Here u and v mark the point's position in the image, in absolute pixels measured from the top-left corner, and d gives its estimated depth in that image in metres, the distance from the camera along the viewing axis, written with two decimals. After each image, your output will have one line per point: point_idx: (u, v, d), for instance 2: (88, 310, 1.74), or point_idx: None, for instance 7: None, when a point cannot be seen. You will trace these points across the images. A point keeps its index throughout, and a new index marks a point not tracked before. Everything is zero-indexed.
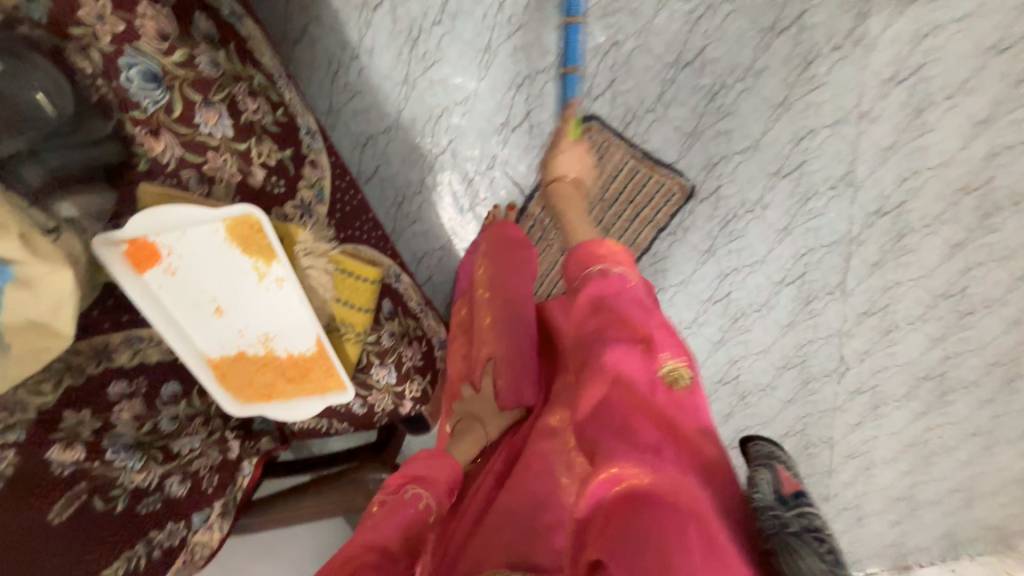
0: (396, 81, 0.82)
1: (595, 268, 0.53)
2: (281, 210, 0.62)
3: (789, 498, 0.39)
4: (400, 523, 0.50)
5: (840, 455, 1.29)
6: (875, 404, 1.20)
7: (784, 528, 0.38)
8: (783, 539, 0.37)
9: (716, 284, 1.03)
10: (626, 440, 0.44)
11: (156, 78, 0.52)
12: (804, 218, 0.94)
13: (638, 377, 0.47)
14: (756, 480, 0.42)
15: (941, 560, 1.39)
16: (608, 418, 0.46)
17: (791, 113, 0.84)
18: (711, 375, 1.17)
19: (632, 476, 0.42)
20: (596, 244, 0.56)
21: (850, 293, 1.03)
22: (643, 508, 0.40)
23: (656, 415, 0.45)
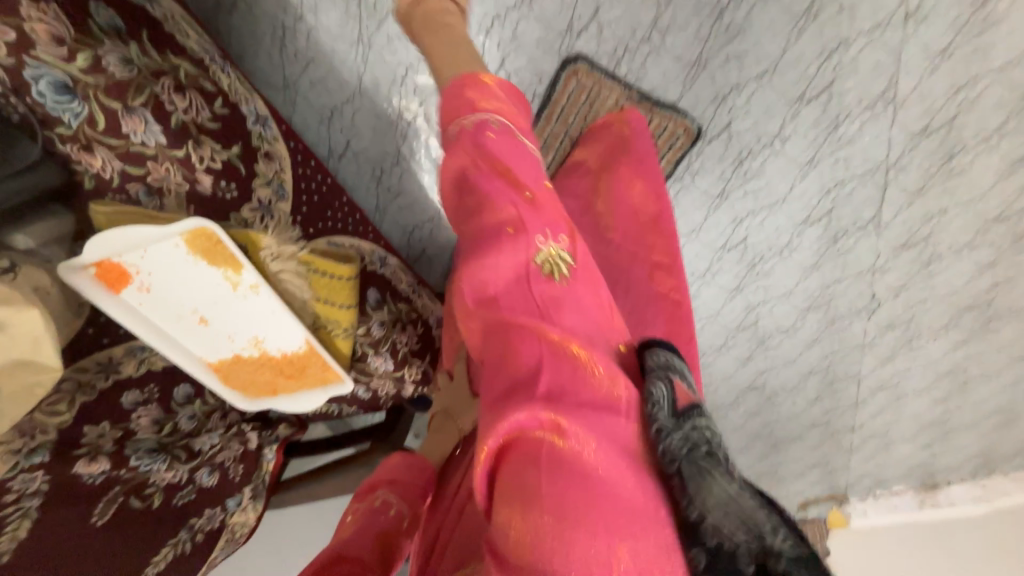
0: (350, 42, 0.72)
1: (464, 156, 0.53)
2: (239, 214, 0.58)
3: (682, 411, 0.39)
4: (372, 530, 0.53)
5: (868, 388, 1.24)
6: (909, 337, 1.12)
7: (686, 450, 0.36)
8: (689, 464, 0.35)
9: (730, 230, 0.94)
10: (506, 365, 0.43)
11: (69, 88, 0.46)
12: (833, 147, 0.82)
13: (505, 277, 0.48)
14: (655, 396, 0.40)
15: (972, 479, 1.36)
16: (495, 341, 0.46)
17: (820, 22, 0.70)
18: (728, 322, 1.12)
19: (512, 407, 0.40)
20: (471, 77, 0.57)
21: (886, 226, 0.92)
22: (520, 437, 0.39)
23: (534, 343, 0.43)
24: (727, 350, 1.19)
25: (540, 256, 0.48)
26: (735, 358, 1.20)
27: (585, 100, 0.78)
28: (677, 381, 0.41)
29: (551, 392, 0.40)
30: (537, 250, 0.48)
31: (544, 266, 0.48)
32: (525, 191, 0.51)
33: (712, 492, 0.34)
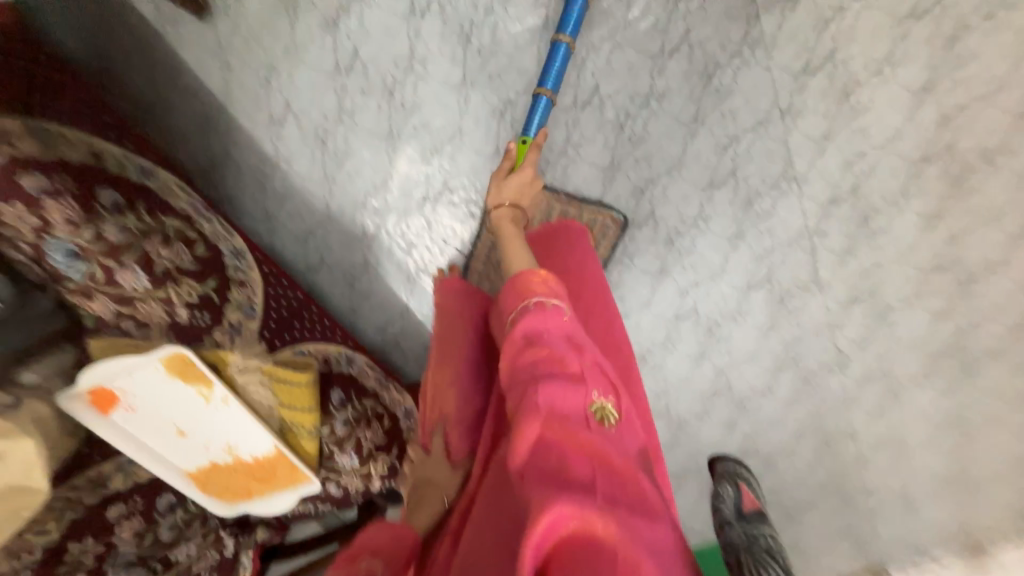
0: (317, 180, 0.86)
1: (533, 300, 0.54)
2: (212, 338, 0.69)
3: (749, 514, 0.49)
4: None
5: (868, 448, 1.14)
6: (892, 391, 1.06)
7: (745, 538, 0.47)
8: (746, 544, 0.46)
9: (678, 301, 1.00)
10: (559, 481, 0.42)
11: (76, 254, 0.58)
12: (754, 221, 0.90)
13: (570, 409, 0.47)
14: (722, 494, 0.53)
15: None
16: (542, 460, 0.43)
17: (708, 126, 0.81)
18: (701, 387, 1.13)
19: (567, 523, 0.38)
20: (532, 276, 0.56)
21: (827, 284, 0.97)
22: (581, 557, 0.36)
23: (582, 451, 0.44)
24: (708, 416, 1.18)
25: (598, 407, 0.48)
26: (720, 424, 1.19)
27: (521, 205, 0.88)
28: (743, 487, 0.53)
29: (607, 503, 0.41)
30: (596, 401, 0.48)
31: (596, 413, 0.48)
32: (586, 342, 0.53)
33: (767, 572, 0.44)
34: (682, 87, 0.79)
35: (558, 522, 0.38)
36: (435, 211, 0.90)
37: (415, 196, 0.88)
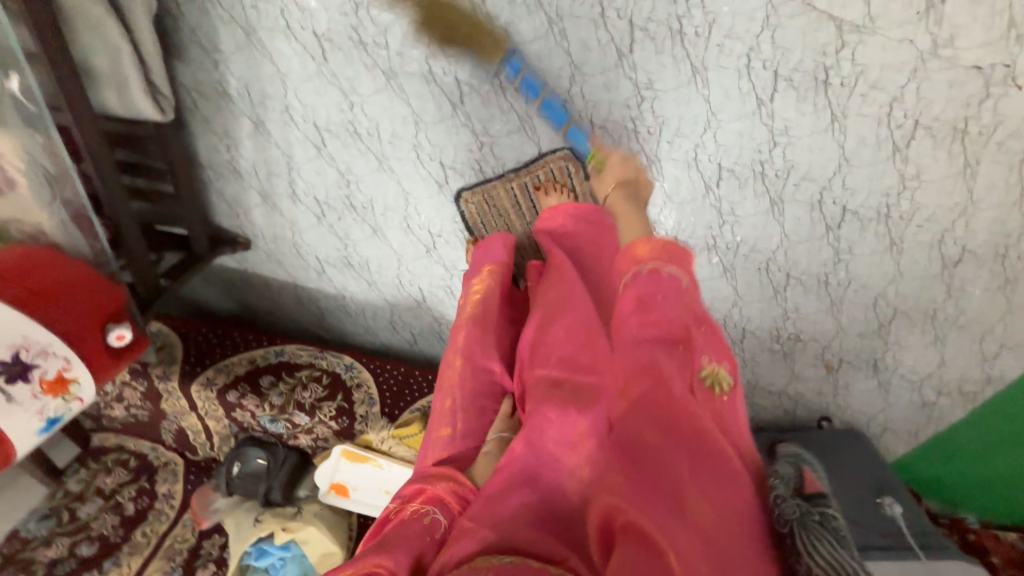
0: (368, 288, 1.14)
1: (646, 268, 0.57)
2: (355, 431, 0.97)
3: (810, 495, 0.41)
4: (411, 549, 0.51)
5: None
6: None
7: (797, 514, 0.40)
8: (800, 522, 0.39)
9: (697, 173, 0.87)
10: (639, 463, 0.45)
11: (273, 418, 0.98)
12: (703, 42, 0.73)
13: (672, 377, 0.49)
14: (778, 472, 0.44)
15: None
16: (631, 435, 0.48)
17: (569, 13, 0.74)
18: (813, 232, 0.90)
19: (636, 512, 0.42)
20: (656, 240, 0.60)
21: (877, 16, 0.66)
22: (644, 538, 0.40)
23: (678, 413, 0.47)
24: (853, 253, 0.90)
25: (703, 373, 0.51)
26: (876, 248, 0.88)
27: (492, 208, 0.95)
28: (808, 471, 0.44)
29: (682, 487, 0.43)
30: (700, 367, 0.51)
31: (705, 380, 0.51)
32: (693, 333, 0.53)
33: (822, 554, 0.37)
34: (516, 11, 0.74)
35: (628, 508, 0.42)
36: (442, 256, 1.05)
37: (424, 254, 1.05)
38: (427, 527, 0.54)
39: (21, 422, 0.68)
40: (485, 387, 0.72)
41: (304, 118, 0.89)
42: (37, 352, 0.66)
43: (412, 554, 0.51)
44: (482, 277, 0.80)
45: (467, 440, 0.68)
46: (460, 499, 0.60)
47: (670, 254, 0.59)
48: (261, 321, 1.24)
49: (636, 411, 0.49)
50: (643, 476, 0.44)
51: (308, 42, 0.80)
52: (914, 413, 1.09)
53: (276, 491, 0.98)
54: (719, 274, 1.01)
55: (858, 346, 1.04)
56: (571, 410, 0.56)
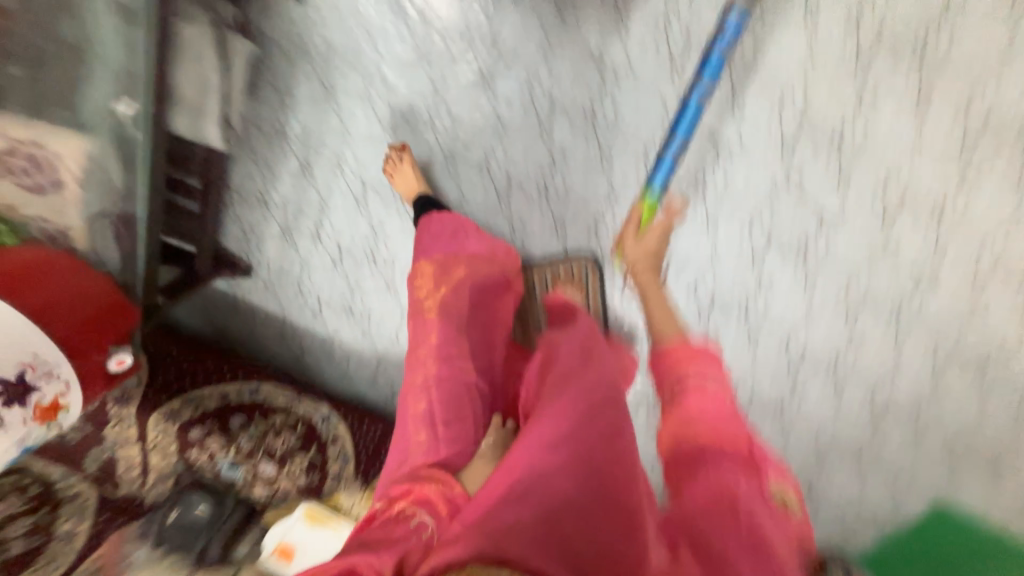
0: (361, 337, 1.12)
1: (690, 371, 0.65)
2: (325, 487, 0.93)
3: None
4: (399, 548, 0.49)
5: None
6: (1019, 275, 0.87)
7: None
8: None
9: (694, 299, 0.99)
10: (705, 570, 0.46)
11: (234, 463, 0.90)
12: (718, 199, 0.89)
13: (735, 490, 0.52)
14: None
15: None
16: (695, 539, 0.49)
17: (619, 151, 0.86)
18: (777, 366, 1.04)
19: None
20: (682, 347, 0.68)
21: (846, 215, 0.87)
22: None
23: (745, 536, 0.48)
24: (806, 391, 1.05)
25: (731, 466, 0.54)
26: (825, 392, 1.05)
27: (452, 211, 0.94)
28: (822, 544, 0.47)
29: None
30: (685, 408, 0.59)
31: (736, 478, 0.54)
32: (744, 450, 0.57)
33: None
34: (575, 137, 0.86)
35: None
36: None
37: None
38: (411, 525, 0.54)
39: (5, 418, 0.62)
40: (457, 387, 0.77)
41: (354, 171, 0.92)
42: (46, 375, 0.66)
43: (396, 553, 0.48)
44: (460, 265, 0.85)
45: (452, 450, 0.70)
46: (447, 500, 0.60)
47: (704, 360, 0.67)
48: (230, 348, 1.16)
49: (693, 526, 0.50)
50: None
51: (382, 112, 0.87)
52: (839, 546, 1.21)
53: (213, 548, 0.88)
54: None
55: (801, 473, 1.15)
56: (566, 409, 0.59)
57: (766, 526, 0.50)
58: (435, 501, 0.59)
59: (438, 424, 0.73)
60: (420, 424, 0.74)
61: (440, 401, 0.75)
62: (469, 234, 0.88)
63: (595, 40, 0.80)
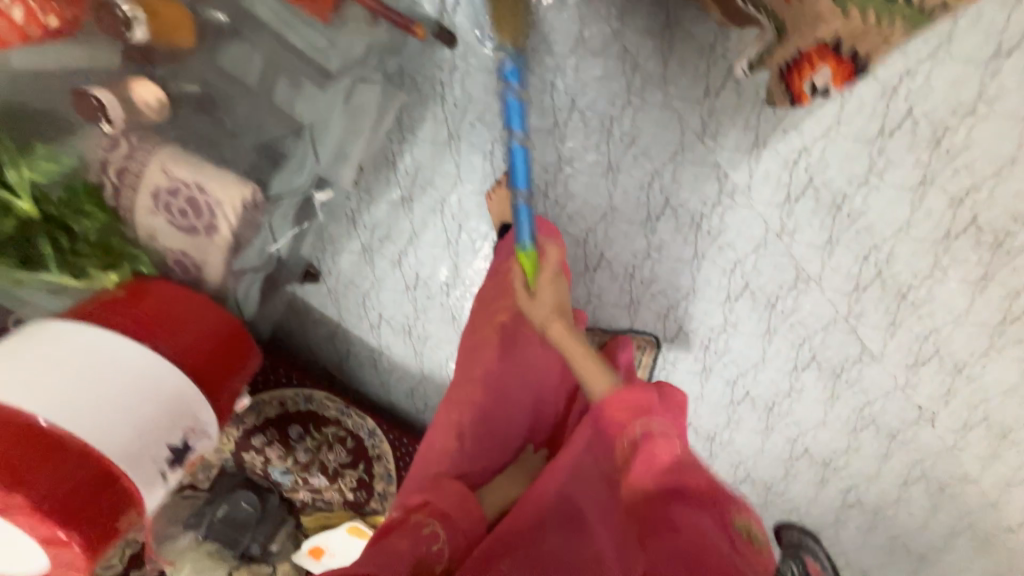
0: (411, 356, 1.13)
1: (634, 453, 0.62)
2: (369, 504, 0.98)
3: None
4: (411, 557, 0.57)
5: (990, 484, 1.08)
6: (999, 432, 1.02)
7: None
8: None
9: (730, 389, 1.09)
10: None
11: (287, 472, 0.94)
12: (782, 317, 0.97)
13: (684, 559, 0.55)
14: None
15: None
16: None
17: (709, 258, 0.92)
18: (779, 455, 1.18)
19: None
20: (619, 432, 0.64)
21: (883, 354, 0.98)
22: None
23: None
24: (796, 478, 1.21)
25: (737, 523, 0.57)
26: (810, 480, 1.21)
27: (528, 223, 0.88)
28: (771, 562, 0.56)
29: None
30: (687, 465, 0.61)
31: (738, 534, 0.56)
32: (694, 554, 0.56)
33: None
34: (676, 236, 0.90)
35: None
36: None
37: None
38: (424, 536, 0.60)
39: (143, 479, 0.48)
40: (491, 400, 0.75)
41: (453, 214, 0.92)
42: (202, 434, 0.54)
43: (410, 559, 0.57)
44: (520, 265, 0.77)
45: (471, 457, 0.72)
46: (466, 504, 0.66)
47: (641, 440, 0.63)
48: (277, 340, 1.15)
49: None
50: None
51: (500, 169, 0.86)
52: None
53: (256, 541, 0.94)
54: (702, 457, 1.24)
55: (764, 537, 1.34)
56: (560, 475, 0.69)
57: None
58: (448, 513, 0.64)
59: (466, 440, 0.72)
60: (448, 433, 0.72)
61: (473, 421, 0.73)
62: (535, 237, 0.79)
63: (724, 159, 0.82)
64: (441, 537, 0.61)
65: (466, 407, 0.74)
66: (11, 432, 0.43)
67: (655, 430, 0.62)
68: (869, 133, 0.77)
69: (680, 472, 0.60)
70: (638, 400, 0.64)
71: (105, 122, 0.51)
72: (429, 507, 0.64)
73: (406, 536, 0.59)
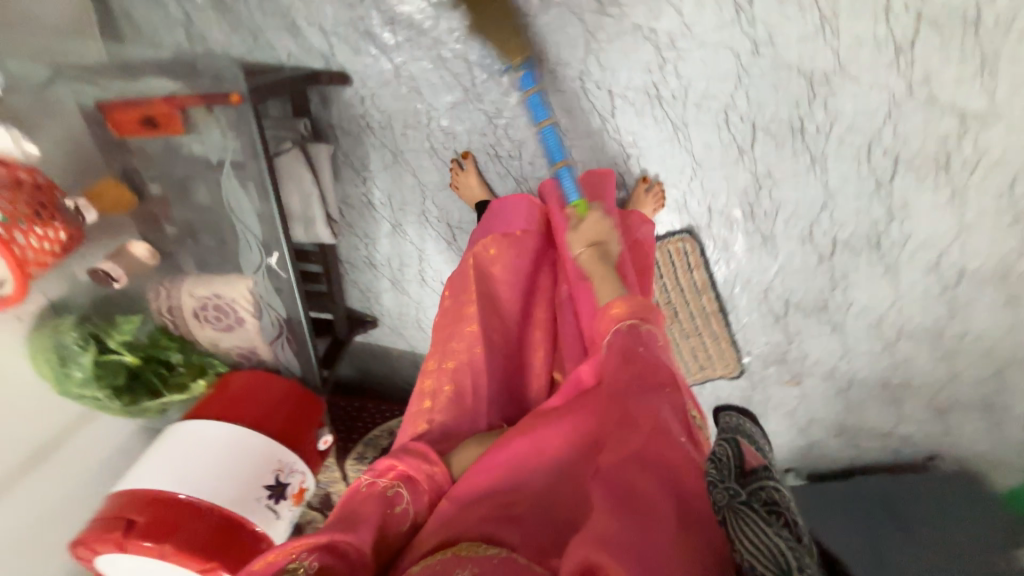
0: None
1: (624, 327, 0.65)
2: None
3: (748, 474, 0.50)
4: (372, 527, 0.56)
5: None
6: None
7: (731, 497, 0.48)
8: (730, 508, 0.48)
9: (812, 245, 0.91)
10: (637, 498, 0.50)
11: None
12: (822, 135, 0.79)
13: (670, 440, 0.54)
14: (717, 455, 0.53)
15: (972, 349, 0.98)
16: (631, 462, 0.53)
17: (694, 121, 0.80)
18: (930, 289, 0.93)
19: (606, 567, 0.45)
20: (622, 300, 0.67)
21: (996, 107, 0.72)
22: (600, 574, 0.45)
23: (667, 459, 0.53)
24: (970, 308, 0.94)
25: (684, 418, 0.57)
26: (993, 306, 0.92)
27: (485, 189, 0.90)
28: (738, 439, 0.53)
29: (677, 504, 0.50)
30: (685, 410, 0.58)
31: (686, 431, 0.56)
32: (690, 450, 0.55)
33: (750, 539, 0.45)
34: (642, 121, 0.82)
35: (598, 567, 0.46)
36: None
37: None
38: (383, 500, 0.60)
39: (254, 511, 0.63)
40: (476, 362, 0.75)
41: (438, 218, 0.98)
42: (291, 472, 0.68)
43: (375, 526, 0.57)
44: (490, 238, 0.80)
45: (458, 424, 0.73)
46: (431, 481, 0.65)
47: (643, 310, 0.66)
48: (382, 381, 1.33)
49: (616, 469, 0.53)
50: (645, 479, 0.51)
51: (448, 158, 0.90)
52: None
53: None
54: (828, 333, 1.03)
55: (971, 391, 1.06)
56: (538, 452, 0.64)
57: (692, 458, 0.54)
58: (413, 478, 0.64)
59: (435, 416, 0.72)
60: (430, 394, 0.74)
61: (451, 377, 0.74)
62: (501, 207, 0.83)
63: (641, 16, 0.72)
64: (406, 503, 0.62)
65: (461, 382, 0.74)
66: (159, 502, 0.61)
67: (648, 359, 0.61)
68: None
69: (660, 375, 0.60)
70: (641, 341, 0.63)
71: (111, 280, 0.66)
72: (395, 471, 0.64)
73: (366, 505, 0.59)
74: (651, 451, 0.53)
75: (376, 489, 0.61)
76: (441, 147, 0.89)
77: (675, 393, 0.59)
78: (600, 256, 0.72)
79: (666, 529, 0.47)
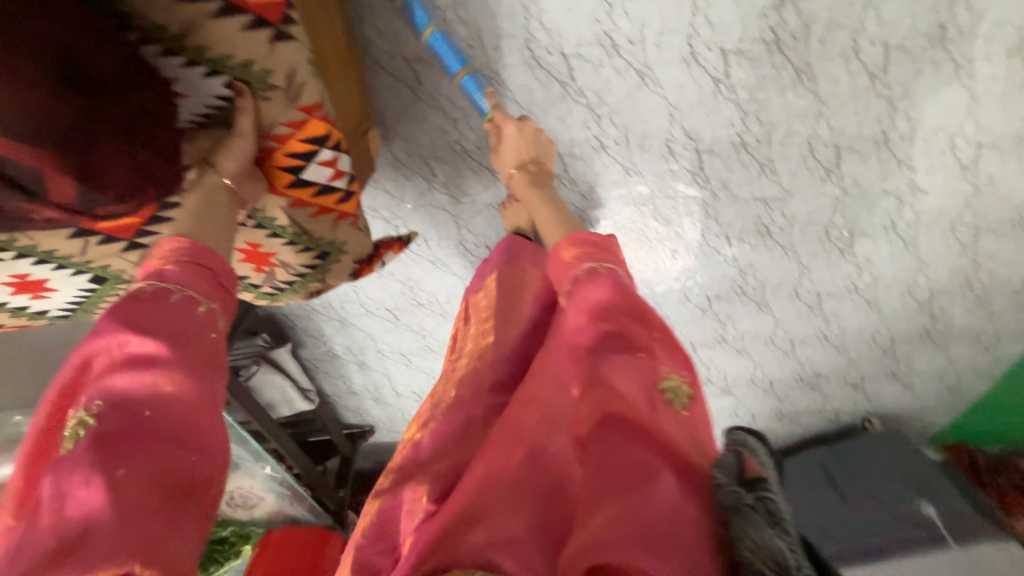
0: None
1: (588, 267, 0.63)
2: None
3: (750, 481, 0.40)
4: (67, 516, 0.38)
5: None
6: (981, 150, 0.82)
7: (739, 501, 0.38)
8: (737, 510, 0.38)
9: (690, 300, 1.11)
10: (615, 460, 0.45)
11: None
12: (664, 234, 0.97)
13: (630, 391, 0.50)
14: (721, 461, 0.43)
15: (853, 335, 1.17)
16: (612, 425, 0.48)
17: None
18: (801, 309, 1.10)
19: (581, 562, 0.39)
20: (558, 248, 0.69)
21: (790, 187, 0.88)
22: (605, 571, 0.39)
23: (643, 429, 0.47)
24: (840, 314, 1.11)
25: (664, 385, 0.52)
26: (857, 308, 1.10)
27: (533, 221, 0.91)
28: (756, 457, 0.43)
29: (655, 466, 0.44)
30: (661, 378, 0.52)
31: (667, 393, 0.51)
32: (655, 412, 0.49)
33: (752, 539, 0.36)
34: None
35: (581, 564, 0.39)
36: None
37: None
38: (82, 481, 0.39)
39: None
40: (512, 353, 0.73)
41: (392, 351, 1.20)
42: None
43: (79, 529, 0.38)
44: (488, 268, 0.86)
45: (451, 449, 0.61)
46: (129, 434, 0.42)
47: (603, 245, 0.67)
48: None
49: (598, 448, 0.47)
50: (630, 451, 0.45)
51: (384, 313, 1.10)
52: (942, 395, 1.33)
53: None
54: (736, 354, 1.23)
55: (875, 364, 1.25)
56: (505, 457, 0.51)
57: (659, 417, 0.49)
58: (105, 434, 0.41)
59: (421, 442, 0.63)
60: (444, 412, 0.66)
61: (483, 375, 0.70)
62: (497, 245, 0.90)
63: (488, 197, 0.90)
64: (209, 301, 0.52)
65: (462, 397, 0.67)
66: None
67: (620, 318, 0.56)
68: (556, 90, 0.76)
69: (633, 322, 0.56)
70: (609, 290, 0.60)
71: None
72: (93, 441, 0.41)
73: (129, 315, 0.47)
74: (624, 419, 0.48)
75: (139, 286, 0.50)
76: (374, 308, 1.09)
77: (648, 356, 0.53)
78: (532, 173, 0.75)
79: (663, 504, 0.42)
